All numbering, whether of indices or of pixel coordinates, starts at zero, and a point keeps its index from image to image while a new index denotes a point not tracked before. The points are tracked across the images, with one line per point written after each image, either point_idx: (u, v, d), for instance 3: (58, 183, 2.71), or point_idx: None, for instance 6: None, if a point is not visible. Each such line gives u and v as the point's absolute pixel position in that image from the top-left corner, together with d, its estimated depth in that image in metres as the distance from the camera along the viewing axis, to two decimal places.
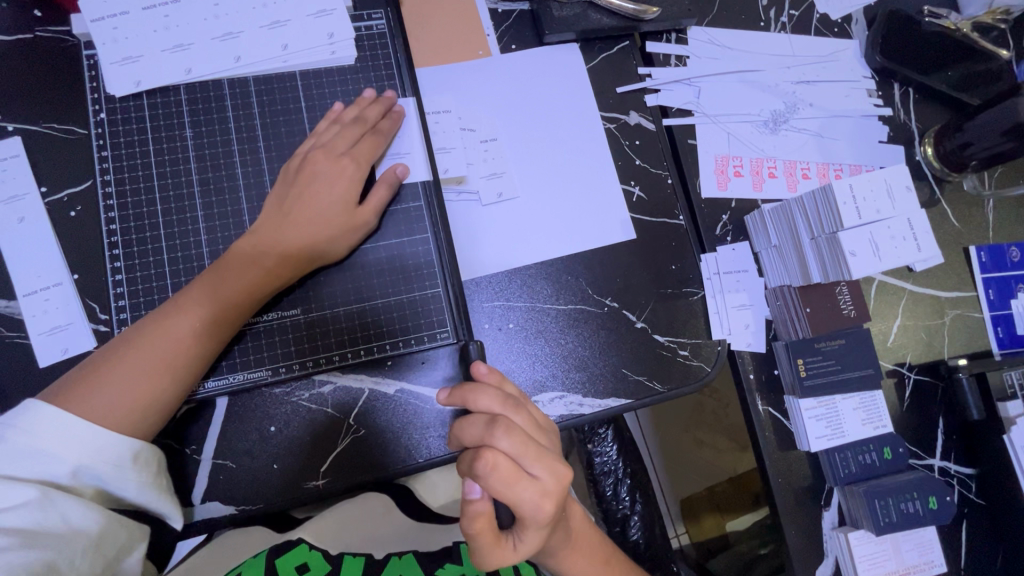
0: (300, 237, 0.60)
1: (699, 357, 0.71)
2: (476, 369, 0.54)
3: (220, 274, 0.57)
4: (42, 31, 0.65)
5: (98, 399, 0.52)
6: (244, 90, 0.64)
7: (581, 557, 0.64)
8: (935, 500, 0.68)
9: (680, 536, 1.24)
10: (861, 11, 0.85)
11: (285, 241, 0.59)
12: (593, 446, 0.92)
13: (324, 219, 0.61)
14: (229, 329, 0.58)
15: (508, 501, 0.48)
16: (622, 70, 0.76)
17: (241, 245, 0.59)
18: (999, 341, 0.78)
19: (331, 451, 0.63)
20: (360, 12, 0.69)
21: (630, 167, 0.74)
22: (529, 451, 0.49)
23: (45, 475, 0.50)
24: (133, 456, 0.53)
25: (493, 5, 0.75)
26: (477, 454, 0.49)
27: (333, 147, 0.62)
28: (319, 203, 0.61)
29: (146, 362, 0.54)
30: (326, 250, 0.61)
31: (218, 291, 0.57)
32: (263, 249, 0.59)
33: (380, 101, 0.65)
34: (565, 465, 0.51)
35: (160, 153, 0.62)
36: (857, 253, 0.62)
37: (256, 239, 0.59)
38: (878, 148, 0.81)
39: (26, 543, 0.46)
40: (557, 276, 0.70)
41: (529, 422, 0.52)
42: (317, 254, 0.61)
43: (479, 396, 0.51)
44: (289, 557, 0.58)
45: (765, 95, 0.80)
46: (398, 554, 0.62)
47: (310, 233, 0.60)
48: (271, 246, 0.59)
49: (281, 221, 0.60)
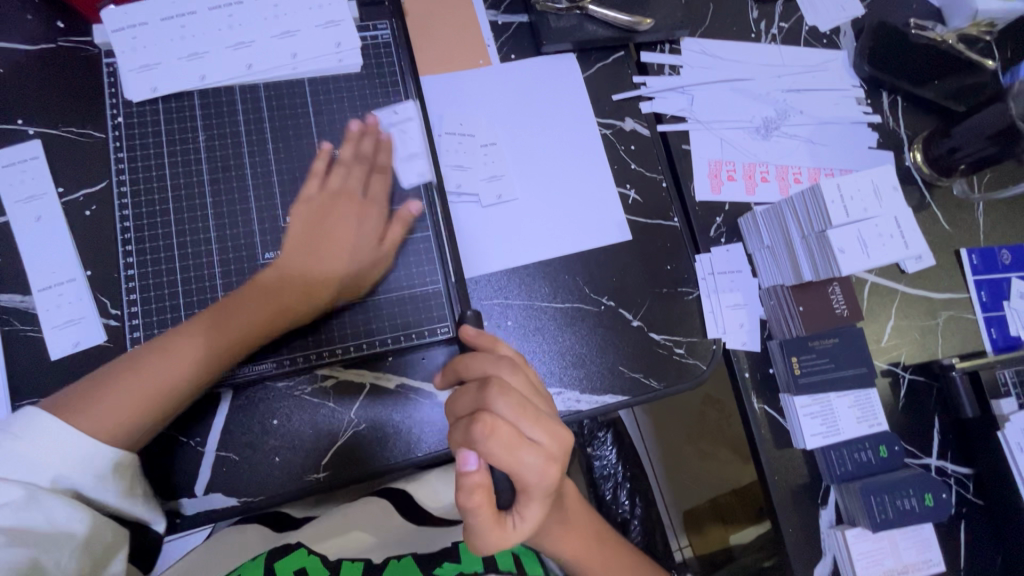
0: (313, 275, 0.63)
1: (694, 355, 0.72)
2: (464, 331, 0.55)
3: (243, 307, 0.60)
4: (65, 41, 0.68)
5: (99, 414, 0.55)
6: (254, 96, 0.67)
7: (574, 536, 0.63)
8: (931, 496, 0.68)
9: (683, 549, 1.19)
10: (849, 23, 0.89)
11: (305, 281, 0.63)
12: (593, 449, 0.94)
13: (341, 258, 0.65)
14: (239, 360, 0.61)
15: (510, 468, 0.47)
16: (618, 79, 0.79)
17: (264, 280, 0.62)
18: (993, 343, 0.79)
19: (332, 445, 0.64)
20: (366, 24, 0.72)
21: (625, 170, 0.76)
22: (526, 413, 0.48)
23: (30, 479, 0.52)
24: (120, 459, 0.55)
25: (493, 18, 0.78)
26: (474, 420, 0.48)
27: (351, 191, 0.66)
28: (337, 243, 0.65)
29: (154, 381, 0.57)
30: (340, 292, 0.64)
31: (236, 324, 0.60)
32: (282, 289, 0.62)
33: (369, 132, 0.68)
34: (564, 428, 0.50)
35: (173, 154, 0.65)
36: (846, 250, 0.63)
37: (275, 275, 0.62)
38: (868, 154, 0.84)
39: (13, 542, 0.48)
40: (554, 275, 0.72)
41: (525, 385, 0.51)
42: (331, 297, 0.64)
43: (471, 360, 0.52)
44: (289, 562, 0.58)
45: (757, 103, 0.83)
46: (396, 557, 0.61)
47: (328, 275, 0.64)
48: (287, 281, 0.62)
49: (304, 261, 0.64)
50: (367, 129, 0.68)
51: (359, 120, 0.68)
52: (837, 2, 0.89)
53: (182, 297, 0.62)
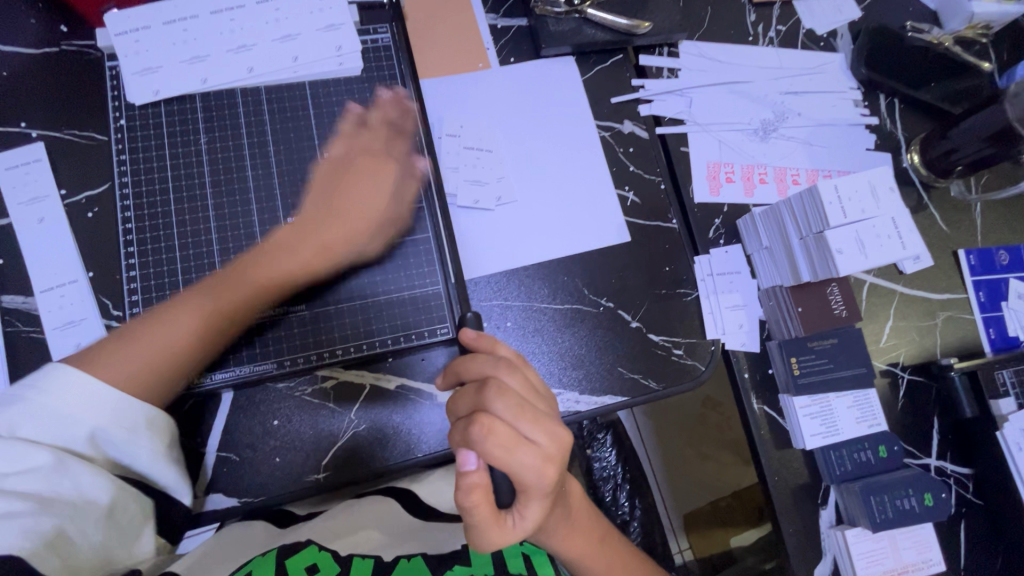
0: (329, 239, 0.64)
1: (693, 356, 0.72)
2: (464, 333, 0.54)
3: (267, 262, 0.61)
4: (68, 45, 0.69)
5: (121, 365, 0.54)
6: (256, 99, 0.68)
7: (578, 536, 0.63)
8: (930, 496, 0.69)
9: (683, 551, 1.17)
10: (845, 26, 0.89)
11: (327, 236, 0.64)
12: (592, 451, 0.95)
13: (357, 218, 0.65)
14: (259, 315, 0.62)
15: (508, 468, 0.47)
16: (617, 82, 0.80)
17: (287, 235, 0.63)
18: (991, 343, 0.79)
19: (333, 446, 0.64)
20: (366, 27, 0.72)
21: (624, 172, 0.77)
22: (525, 414, 0.48)
23: (60, 440, 0.50)
24: (148, 420, 0.54)
25: (492, 21, 0.79)
26: (472, 421, 0.48)
27: (371, 147, 0.67)
28: (353, 205, 0.65)
29: (177, 336, 0.57)
30: (360, 250, 0.65)
31: (259, 278, 0.61)
32: (302, 243, 0.63)
33: (397, 100, 0.69)
34: (563, 428, 0.50)
35: (175, 157, 0.66)
36: (845, 250, 0.63)
37: (288, 237, 0.63)
38: (866, 155, 0.84)
39: (41, 509, 0.46)
40: (554, 277, 0.72)
41: (524, 386, 0.51)
42: (351, 255, 0.65)
43: (471, 362, 0.52)
44: (301, 558, 0.57)
45: (755, 105, 0.83)
46: (407, 556, 0.60)
47: (349, 231, 0.65)
48: (301, 243, 0.63)
49: (325, 216, 0.64)
50: (397, 98, 0.70)
51: (388, 89, 0.70)
52: (833, 6, 0.90)
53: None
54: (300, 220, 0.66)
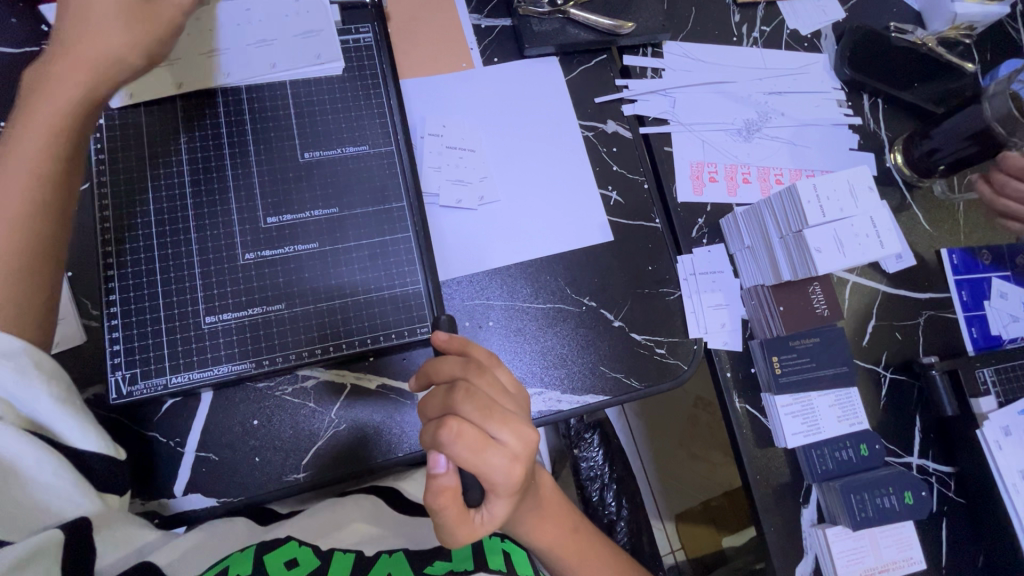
0: (88, 55, 0.55)
1: (676, 355, 0.72)
2: (436, 336, 0.54)
3: (29, 113, 0.55)
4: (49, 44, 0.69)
5: None
6: (236, 99, 0.68)
7: (550, 525, 0.64)
8: (911, 495, 0.69)
9: (676, 551, 1.19)
10: (829, 26, 0.90)
11: (77, 51, 0.55)
12: (579, 451, 0.94)
13: (103, 21, 0.56)
14: (53, 171, 0.55)
15: (476, 470, 0.47)
16: (600, 82, 0.80)
17: (43, 78, 0.55)
18: (974, 342, 0.79)
19: (313, 446, 0.64)
20: (348, 27, 0.72)
21: (607, 172, 0.77)
22: (493, 415, 0.48)
23: None
24: (34, 358, 0.51)
25: (475, 21, 0.79)
26: (441, 424, 0.47)
27: None
28: (101, 13, 0.56)
29: None
30: (116, 52, 0.55)
31: (32, 124, 0.54)
32: (54, 78, 0.55)
33: None
34: (531, 428, 0.50)
35: (154, 156, 0.65)
36: (823, 249, 0.64)
37: (40, 82, 0.55)
38: (849, 155, 0.84)
39: None
40: (536, 276, 0.72)
41: (494, 387, 0.51)
42: (110, 59, 0.55)
43: (441, 364, 0.52)
44: (278, 554, 0.56)
45: (738, 105, 0.84)
46: (388, 550, 0.60)
47: (95, 38, 0.55)
48: (59, 71, 0.55)
49: (69, 36, 0.55)
50: None
51: None
52: (818, 7, 0.90)
53: (161, 313, 0.62)
54: (281, 219, 0.66)
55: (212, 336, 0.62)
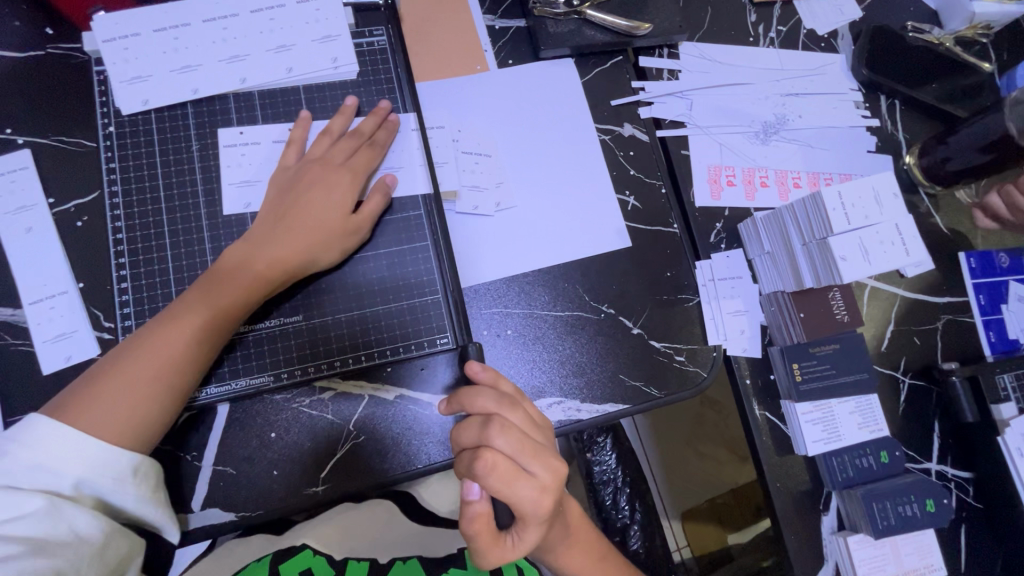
0: (282, 255, 0.59)
1: (695, 362, 0.71)
2: (469, 367, 0.53)
3: (218, 286, 0.58)
4: (53, 48, 0.67)
5: (91, 420, 0.53)
6: (249, 105, 0.66)
7: (577, 551, 0.63)
8: (932, 502, 0.68)
9: (682, 550, 1.18)
10: (846, 26, 0.89)
11: (275, 251, 0.59)
12: (592, 454, 0.94)
13: (311, 232, 0.61)
14: (224, 336, 0.59)
15: (506, 500, 0.47)
16: (617, 84, 0.79)
17: (231, 253, 0.59)
18: (991, 345, 0.79)
19: (332, 458, 0.63)
20: (362, 30, 0.71)
21: (624, 176, 0.76)
22: (526, 448, 0.48)
23: (47, 484, 0.51)
24: (135, 468, 0.54)
25: (490, 22, 0.78)
26: (475, 455, 0.47)
27: (330, 159, 0.64)
28: (303, 216, 0.61)
29: (138, 380, 0.54)
30: (315, 260, 0.61)
31: (219, 296, 0.58)
32: (251, 258, 0.59)
33: (376, 112, 0.67)
34: (558, 458, 0.50)
35: (166, 166, 0.64)
36: (848, 257, 0.62)
37: (234, 260, 0.59)
38: (866, 158, 0.83)
39: (34, 552, 0.48)
40: (555, 283, 0.71)
41: (525, 420, 0.50)
42: (308, 265, 0.61)
43: (474, 397, 0.51)
44: (294, 563, 0.58)
45: (756, 107, 0.82)
46: (404, 558, 0.62)
47: (302, 243, 0.60)
48: (254, 262, 0.59)
49: (271, 230, 0.60)
50: (377, 110, 0.67)
51: (356, 98, 0.68)
52: (835, 6, 0.89)
53: None
54: None
55: (229, 350, 0.61)
